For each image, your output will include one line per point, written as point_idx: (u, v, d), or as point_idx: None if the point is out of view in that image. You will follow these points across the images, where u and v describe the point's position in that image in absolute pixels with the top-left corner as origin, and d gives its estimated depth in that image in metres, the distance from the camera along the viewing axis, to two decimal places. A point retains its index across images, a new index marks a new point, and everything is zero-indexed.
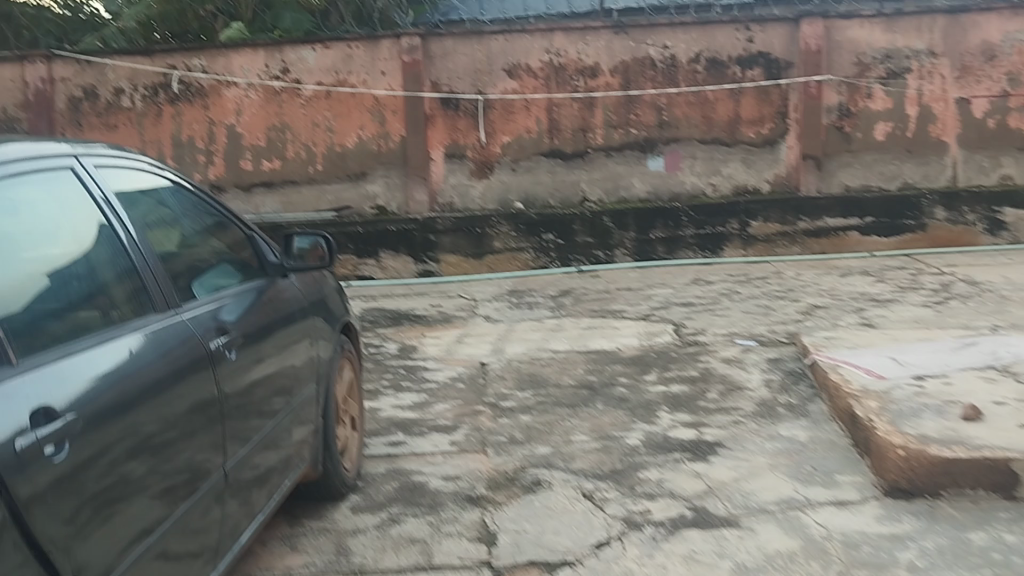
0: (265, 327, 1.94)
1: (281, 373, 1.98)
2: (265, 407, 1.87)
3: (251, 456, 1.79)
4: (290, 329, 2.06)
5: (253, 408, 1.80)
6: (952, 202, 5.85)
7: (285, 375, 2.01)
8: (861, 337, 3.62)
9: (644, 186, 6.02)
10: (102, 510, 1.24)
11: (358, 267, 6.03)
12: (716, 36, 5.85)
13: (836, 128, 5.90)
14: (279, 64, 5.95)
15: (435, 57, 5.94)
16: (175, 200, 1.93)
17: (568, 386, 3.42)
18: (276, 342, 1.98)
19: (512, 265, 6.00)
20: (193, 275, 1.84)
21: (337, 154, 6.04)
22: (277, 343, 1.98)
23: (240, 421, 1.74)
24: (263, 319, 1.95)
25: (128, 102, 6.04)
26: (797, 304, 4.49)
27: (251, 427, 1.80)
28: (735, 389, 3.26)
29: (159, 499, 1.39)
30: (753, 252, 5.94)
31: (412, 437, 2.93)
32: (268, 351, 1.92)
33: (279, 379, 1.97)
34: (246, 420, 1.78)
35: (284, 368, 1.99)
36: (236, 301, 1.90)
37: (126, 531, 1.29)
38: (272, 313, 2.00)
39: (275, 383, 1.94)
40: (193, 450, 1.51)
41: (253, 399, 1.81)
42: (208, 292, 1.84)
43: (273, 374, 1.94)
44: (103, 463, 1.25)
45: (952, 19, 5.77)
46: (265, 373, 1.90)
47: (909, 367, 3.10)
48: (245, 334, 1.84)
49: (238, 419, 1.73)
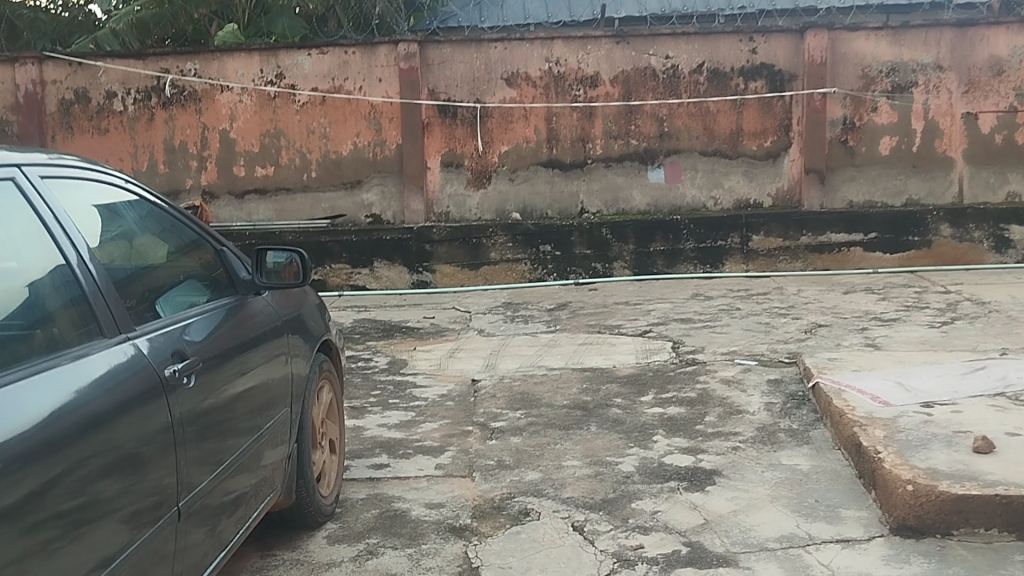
0: (236, 346, 1.82)
1: (257, 392, 1.90)
2: (236, 430, 1.77)
3: (219, 484, 1.69)
4: (266, 346, 1.97)
5: (226, 429, 1.71)
6: (959, 219, 5.69)
7: (260, 395, 1.91)
8: (866, 359, 3.51)
9: (643, 199, 5.91)
10: (66, 533, 1.17)
11: (351, 276, 5.87)
12: (719, 47, 5.74)
13: (841, 141, 5.79)
14: (274, 69, 5.85)
15: (433, 64, 5.84)
16: (142, 216, 1.80)
17: (562, 406, 3.31)
18: (249, 361, 1.87)
19: (507, 278, 5.84)
20: (157, 294, 1.72)
21: (332, 162, 5.93)
22: (254, 359, 1.90)
23: (213, 442, 1.66)
24: (239, 335, 1.86)
25: (120, 106, 5.93)
26: (799, 322, 4.37)
27: (225, 448, 1.71)
28: (735, 412, 3.14)
29: (125, 525, 1.31)
30: (754, 267, 5.79)
31: (397, 459, 2.81)
32: (245, 367, 1.84)
33: (255, 398, 1.89)
34: (214, 445, 1.67)
35: (259, 387, 1.91)
36: (203, 321, 1.78)
37: (89, 558, 1.22)
38: (249, 327, 1.92)
39: (251, 402, 1.86)
40: (162, 473, 1.43)
41: (222, 423, 1.70)
42: (173, 311, 1.72)
43: (250, 394, 1.85)
44: (62, 487, 1.17)
45: (960, 33, 5.67)
46: (236, 394, 1.79)
47: (916, 392, 2.99)
48: (212, 356, 1.71)
49: (207, 443, 1.63)
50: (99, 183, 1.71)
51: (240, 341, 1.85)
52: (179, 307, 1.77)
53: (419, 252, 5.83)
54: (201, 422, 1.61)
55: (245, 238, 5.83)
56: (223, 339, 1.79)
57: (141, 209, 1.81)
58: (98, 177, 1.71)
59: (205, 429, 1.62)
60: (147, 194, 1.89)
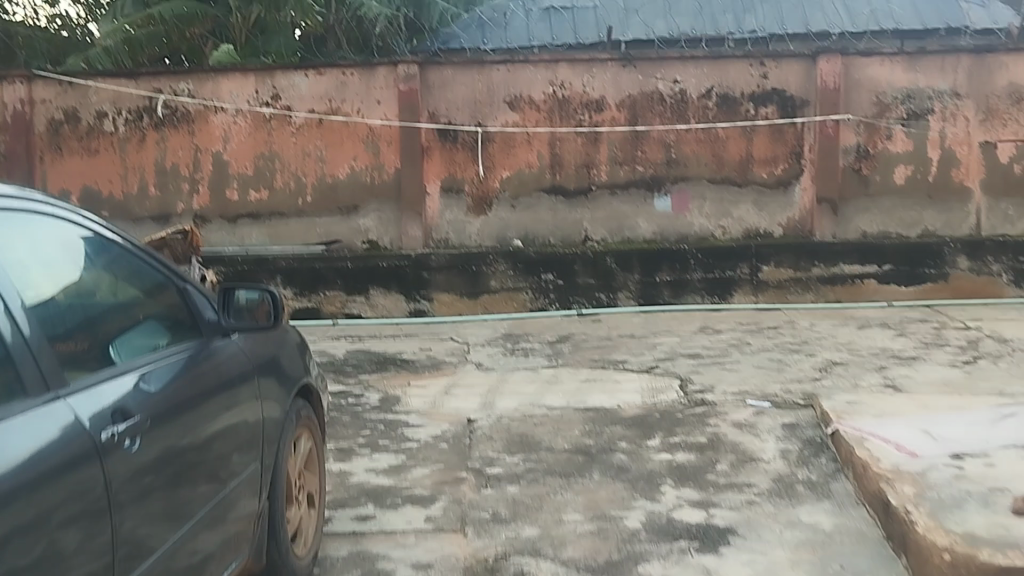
0: (207, 390, 1.66)
1: (228, 438, 1.71)
2: (210, 475, 1.62)
3: (190, 539, 1.53)
4: (242, 387, 1.80)
5: (200, 472, 1.57)
6: (977, 251, 5.49)
7: (235, 440, 1.75)
8: (887, 403, 3.30)
9: (650, 227, 5.71)
10: None
11: (346, 304, 5.66)
12: (729, 71, 5.57)
13: (854, 170, 5.60)
14: (270, 89, 5.68)
15: (434, 86, 5.66)
16: (98, 254, 1.59)
17: (563, 451, 3.09)
18: (224, 402, 1.71)
19: (507, 307, 5.64)
20: (112, 336, 1.53)
21: (328, 186, 5.75)
22: (226, 402, 1.72)
23: (188, 490, 1.53)
24: (209, 376, 1.69)
25: (110, 126, 5.76)
26: (813, 360, 4.16)
27: (198, 496, 1.57)
28: (749, 461, 2.92)
29: None
30: (764, 299, 5.56)
31: (383, 511, 2.60)
32: (213, 412, 1.66)
33: (226, 446, 1.70)
34: (186, 494, 1.52)
35: (230, 433, 1.73)
36: (163, 369, 1.58)
37: None
38: (220, 370, 1.74)
39: (222, 448, 1.69)
40: (102, 547, 1.24)
41: (192, 470, 1.55)
42: (128, 358, 1.53)
43: (220, 441, 1.67)
44: None
45: (978, 59, 5.50)
46: (210, 438, 1.63)
47: (945, 443, 2.78)
48: (175, 404, 1.53)
49: (175, 493, 1.48)
50: (50, 216, 1.49)
51: (210, 383, 1.68)
52: (136, 351, 1.58)
53: (416, 279, 5.62)
54: (179, 462, 1.50)
55: (236, 262, 5.62)
56: (189, 383, 1.62)
57: (98, 246, 1.60)
58: (47, 211, 1.49)
59: (181, 472, 1.51)
60: (111, 230, 1.68)
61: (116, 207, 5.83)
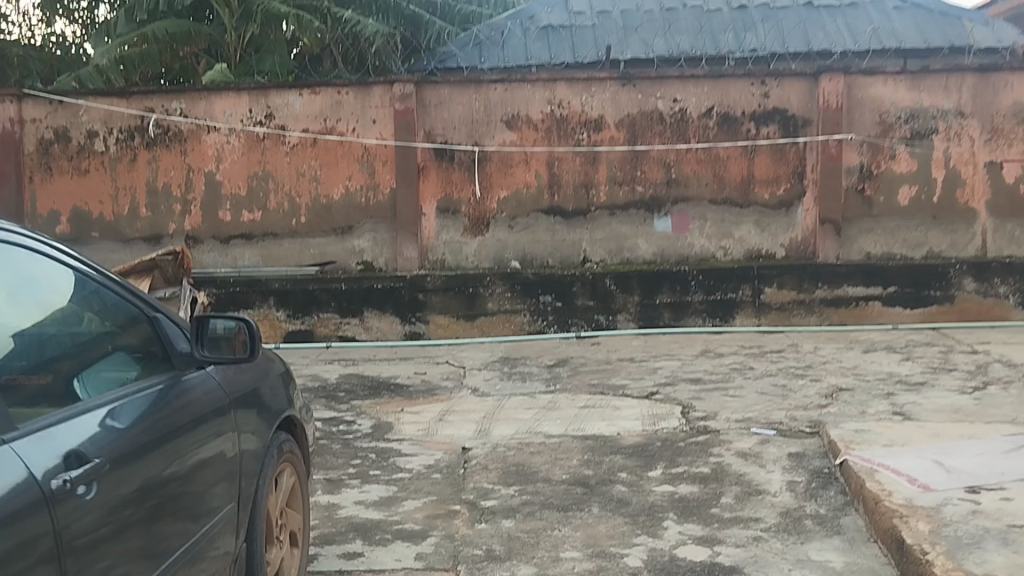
0: (186, 422, 1.57)
1: (205, 474, 1.60)
2: (192, 510, 1.54)
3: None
4: (223, 419, 1.71)
5: (180, 505, 1.50)
6: (983, 273, 5.39)
7: (217, 473, 1.66)
8: (895, 432, 3.18)
9: (650, 248, 5.61)
10: None
11: (340, 326, 5.54)
12: (730, 90, 5.49)
13: (857, 190, 5.50)
14: (264, 109, 5.60)
15: (430, 105, 5.58)
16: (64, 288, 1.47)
17: (561, 482, 2.97)
18: (204, 434, 1.63)
19: (504, 330, 5.52)
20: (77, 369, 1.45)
21: (322, 206, 5.65)
22: (203, 436, 1.62)
23: (167, 525, 1.46)
24: (184, 409, 1.58)
25: (101, 146, 5.67)
26: (818, 385, 4.05)
27: (177, 531, 1.49)
28: (755, 493, 2.80)
29: None
30: (766, 322, 5.45)
31: (371, 547, 2.47)
32: (189, 447, 1.56)
33: (203, 482, 1.59)
34: (167, 528, 1.46)
35: (208, 470, 1.61)
36: (132, 404, 1.47)
37: None
38: (196, 403, 1.63)
39: (204, 481, 1.60)
40: None
41: (173, 504, 1.48)
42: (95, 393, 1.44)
43: (196, 478, 1.56)
44: None
45: (982, 78, 5.42)
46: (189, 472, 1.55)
47: (959, 476, 2.67)
48: (149, 439, 1.44)
49: (156, 524, 1.41)
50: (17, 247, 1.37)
51: (186, 416, 1.57)
52: (105, 385, 1.49)
53: (411, 301, 5.51)
54: (160, 494, 1.44)
55: (228, 284, 5.53)
56: (163, 416, 1.51)
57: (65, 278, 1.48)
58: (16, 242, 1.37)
59: (161, 505, 1.44)
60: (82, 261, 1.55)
61: (107, 227, 5.73)
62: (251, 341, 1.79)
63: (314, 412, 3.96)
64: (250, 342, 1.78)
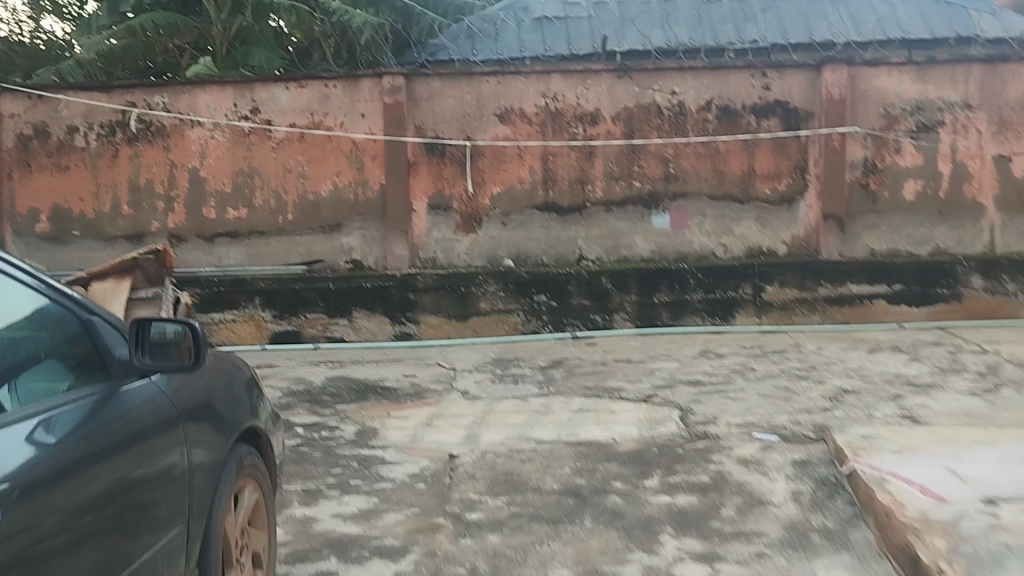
0: (138, 431, 1.43)
1: (155, 490, 1.44)
2: (152, 525, 1.41)
3: None
4: (177, 429, 1.57)
5: (140, 521, 1.37)
6: (991, 269, 5.22)
7: (174, 487, 1.52)
8: (905, 438, 3.02)
9: (647, 245, 5.44)
10: None
11: (329, 327, 5.37)
12: (730, 82, 5.32)
13: (861, 184, 5.34)
14: (249, 103, 5.43)
15: (420, 99, 5.42)
16: None
17: (552, 493, 2.81)
18: (159, 444, 1.49)
19: (497, 330, 5.35)
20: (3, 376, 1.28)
21: (310, 203, 5.48)
22: (152, 448, 1.46)
23: (126, 538, 1.33)
24: (128, 419, 1.42)
25: (81, 141, 5.51)
26: (822, 387, 3.88)
27: (138, 546, 1.37)
28: (758, 504, 2.64)
29: None
30: (768, 321, 5.28)
31: (346, 565, 2.31)
32: (140, 457, 1.41)
33: (152, 498, 1.43)
34: (128, 541, 1.33)
35: (162, 483, 1.46)
36: (67, 413, 1.31)
37: None
38: (142, 413, 1.47)
39: (163, 494, 1.47)
40: None
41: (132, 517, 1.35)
42: (25, 403, 1.28)
43: (146, 493, 1.40)
44: None
45: (990, 69, 5.25)
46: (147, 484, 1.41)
47: (976, 485, 2.50)
48: (98, 448, 1.30)
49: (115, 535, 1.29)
50: None
51: (132, 425, 1.42)
52: (36, 395, 1.33)
53: (402, 301, 5.34)
54: (119, 502, 1.32)
55: (212, 284, 5.36)
56: (107, 425, 1.36)
57: None
58: None
59: (120, 515, 1.31)
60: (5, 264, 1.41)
61: (88, 225, 5.57)
62: (197, 347, 1.62)
63: (297, 417, 3.79)
64: (195, 348, 1.61)
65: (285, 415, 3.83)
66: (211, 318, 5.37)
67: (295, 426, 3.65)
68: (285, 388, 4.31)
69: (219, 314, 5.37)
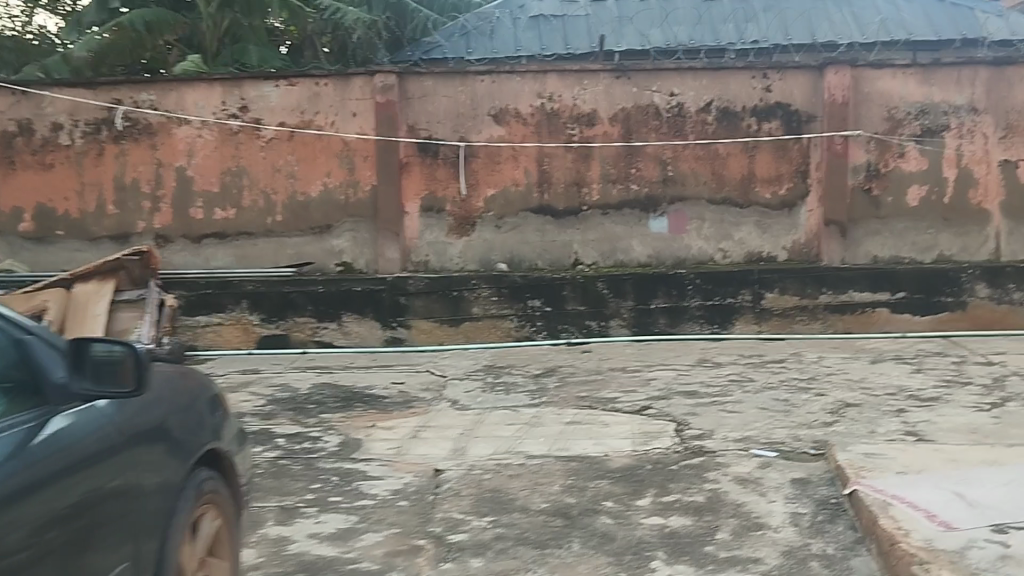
0: (79, 460, 1.31)
1: (103, 519, 1.33)
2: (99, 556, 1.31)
3: None
4: (127, 454, 1.45)
5: (86, 550, 1.27)
6: (997, 278, 5.09)
7: (126, 515, 1.40)
8: (910, 457, 2.89)
9: (644, 249, 5.31)
10: None
11: (318, 331, 5.24)
12: (730, 83, 5.20)
13: (864, 190, 5.21)
14: (238, 101, 5.30)
15: (413, 98, 5.29)
16: None
17: (539, 512, 2.68)
18: (106, 471, 1.37)
19: (490, 336, 5.22)
20: None
21: (300, 204, 5.35)
22: (97, 475, 1.34)
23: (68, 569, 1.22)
24: (68, 448, 1.31)
25: (66, 139, 5.38)
26: (823, 400, 3.75)
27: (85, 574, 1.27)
28: (755, 528, 2.51)
29: None
30: (767, 329, 5.15)
31: None
32: (83, 486, 1.30)
33: (100, 528, 1.32)
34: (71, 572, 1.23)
35: (110, 512, 1.35)
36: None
37: None
38: (85, 441, 1.35)
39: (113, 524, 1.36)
40: None
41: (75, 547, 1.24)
42: None
43: (91, 522, 1.30)
44: None
45: (997, 72, 5.13)
46: (92, 513, 1.30)
47: (985, 511, 2.37)
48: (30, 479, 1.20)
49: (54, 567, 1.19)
50: None
51: (71, 454, 1.30)
52: None
53: (393, 305, 5.21)
54: (58, 533, 1.21)
55: (198, 286, 5.23)
56: (41, 455, 1.25)
57: None
58: None
59: (60, 547, 1.21)
60: None
61: (72, 225, 5.44)
62: (139, 372, 1.48)
63: (279, 427, 3.66)
64: (138, 373, 1.48)
65: (267, 424, 3.70)
66: (198, 321, 5.23)
67: (276, 436, 3.52)
68: (269, 395, 4.18)
69: (206, 317, 5.24)
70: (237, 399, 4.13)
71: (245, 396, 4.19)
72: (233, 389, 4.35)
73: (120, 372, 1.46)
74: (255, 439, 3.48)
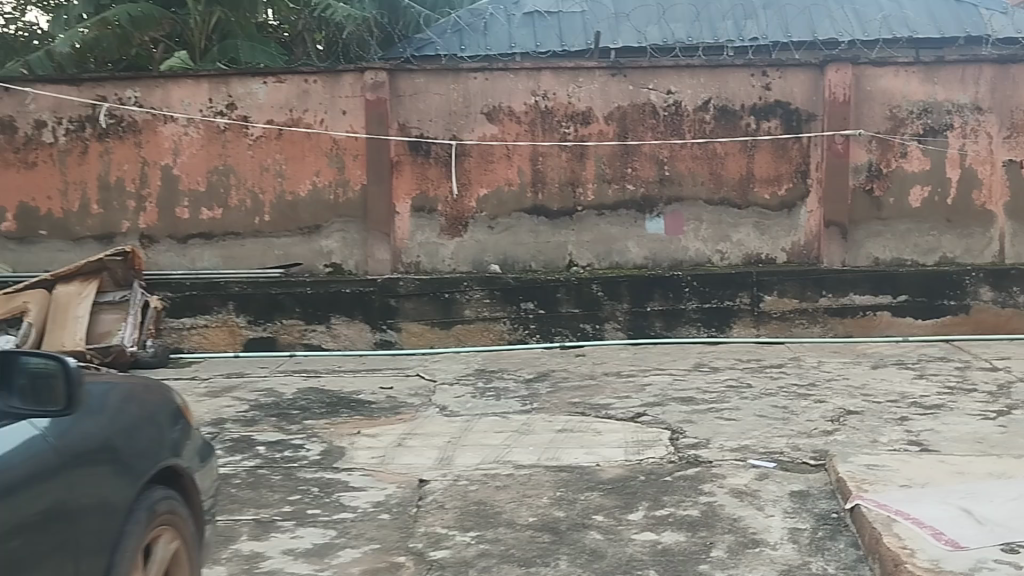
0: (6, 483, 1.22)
1: (34, 549, 1.23)
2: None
3: None
4: (66, 474, 1.35)
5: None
6: (1001, 281, 4.97)
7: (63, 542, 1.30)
8: (913, 469, 2.77)
9: (640, 251, 5.19)
10: None
11: (306, 334, 5.12)
12: (729, 81, 5.08)
13: (865, 190, 5.09)
14: (225, 98, 5.19)
15: (405, 95, 5.16)
16: None
17: (526, 527, 2.56)
18: (39, 495, 1.27)
19: (482, 339, 5.10)
20: None
21: (288, 204, 5.23)
22: (26, 499, 1.24)
23: None
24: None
25: (50, 137, 5.26)
26: (823, 408, 3.63)
27: None
28: (751, 544, 2.39)
29: None
30: (766, 332, 5.03)
31: None
32: (8, 512, 1.20)
33: (30, 558, 1.22)
34: None
35: (41, 540, 1.25)
36: None
37: None
38: (15, 463, 1.26)
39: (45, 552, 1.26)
40: None
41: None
42: None
43: (19, 552, 1.20)
44: None
45: (1001, 70, 5.01)
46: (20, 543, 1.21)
47: (994, 529, 2.25)
48: None
49: None
50: None
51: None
52: None
53: (382, 307, 5.10)
54: None
55: (184, 287, 5.11)
56: None
57: None
58: None
59: None
60: None
61: (56, 225, 5.32)
62: (70, 390, 1.44)
63: (260, 434, 3.54)
64: (69, 390, 1.43)
65: (248, 431, 3.58)
66: (183, 323, 5.12)
67: (257, 444, 3.40)
68: (252, 400, 4.06)
69: (192, 319, 5.12)
70: (219, 405, 4.01)
71: (228, 401, 4.07)
72: (216, 393, 4.23)
73: (51, 387, 1.42)
74: (234, 447, 3.36)
